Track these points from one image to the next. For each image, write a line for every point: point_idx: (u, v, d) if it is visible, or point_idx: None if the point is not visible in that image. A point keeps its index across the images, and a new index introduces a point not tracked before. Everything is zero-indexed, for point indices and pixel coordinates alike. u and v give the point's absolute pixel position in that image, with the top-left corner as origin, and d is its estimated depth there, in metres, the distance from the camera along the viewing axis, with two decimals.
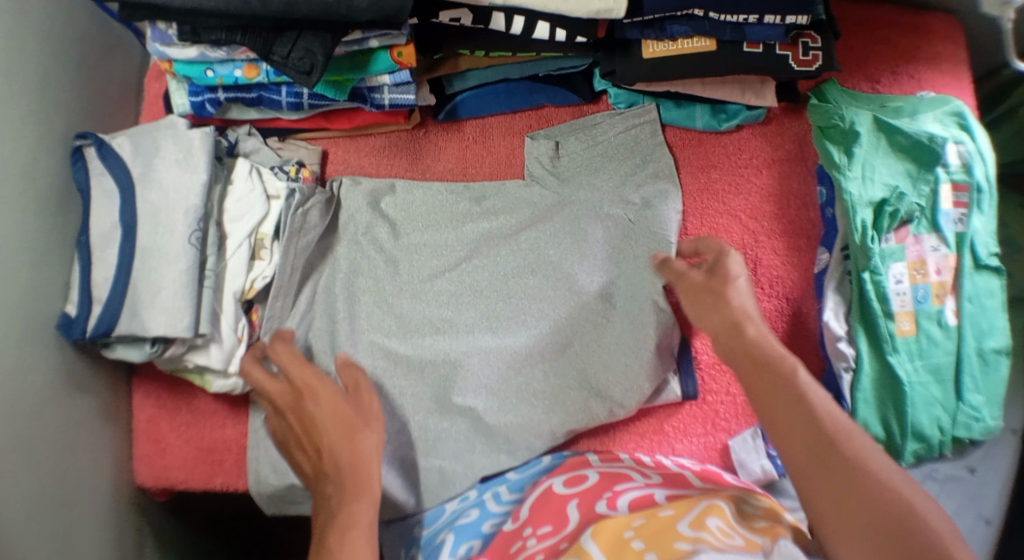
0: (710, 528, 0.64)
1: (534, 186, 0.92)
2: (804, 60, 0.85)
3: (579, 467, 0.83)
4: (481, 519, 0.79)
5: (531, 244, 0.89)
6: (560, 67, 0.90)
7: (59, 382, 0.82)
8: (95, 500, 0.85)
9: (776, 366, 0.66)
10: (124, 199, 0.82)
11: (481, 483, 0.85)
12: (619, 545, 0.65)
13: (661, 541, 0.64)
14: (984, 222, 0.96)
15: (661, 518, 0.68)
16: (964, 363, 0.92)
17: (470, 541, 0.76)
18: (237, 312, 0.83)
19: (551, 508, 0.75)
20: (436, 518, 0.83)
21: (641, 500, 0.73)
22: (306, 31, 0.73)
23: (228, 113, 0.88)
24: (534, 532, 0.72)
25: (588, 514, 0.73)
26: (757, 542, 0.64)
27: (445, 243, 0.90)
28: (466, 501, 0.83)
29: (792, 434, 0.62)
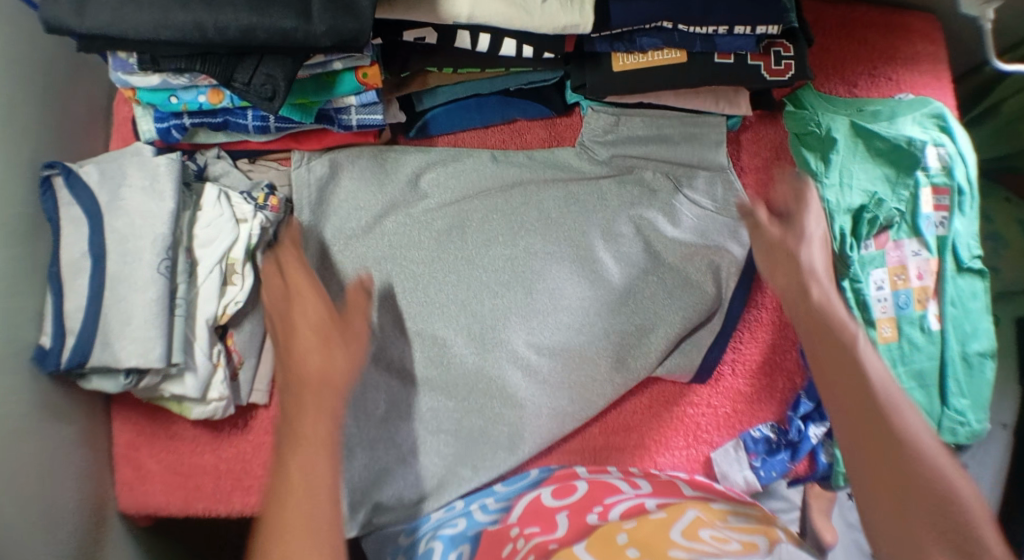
0: (704, 540, 0.64)
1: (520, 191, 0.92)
2: (776, 69, 0.84)
3: (567, 479, 0.84)
4: (467, 527, 0.79)
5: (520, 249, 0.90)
6: (530, 81, 0.88)
7: (36, 413, 0.81)
8: (76, 529, 0.85)
9: (849, 349, 0.68)
10: (94, 229, 0.80)
11: (467, 495, 0.87)
12: (611, 549, 0.65)
13: (655, 547, 0.64)
14: (966, 224, 0.95)
15: (651, 521, 0.68)
16: (948, 367, 0.92)
17: (458, 547, 0.76)
18: (210, 337, 0.82)
19: (541, 516, 0.76)
20: (420, 524, 0.84)
21: (633, 508, 0.73)
22: (266, 56, 0.72)
23: (196, 137, 0.86)
24: (522, 533, 0.73)
25: (577, 523, 0.72)
26: (754, 544, 0.64)
27: (415, 255, 0.89)
28: (451, 511, 0.84)
29: (854, 400, 0.65)
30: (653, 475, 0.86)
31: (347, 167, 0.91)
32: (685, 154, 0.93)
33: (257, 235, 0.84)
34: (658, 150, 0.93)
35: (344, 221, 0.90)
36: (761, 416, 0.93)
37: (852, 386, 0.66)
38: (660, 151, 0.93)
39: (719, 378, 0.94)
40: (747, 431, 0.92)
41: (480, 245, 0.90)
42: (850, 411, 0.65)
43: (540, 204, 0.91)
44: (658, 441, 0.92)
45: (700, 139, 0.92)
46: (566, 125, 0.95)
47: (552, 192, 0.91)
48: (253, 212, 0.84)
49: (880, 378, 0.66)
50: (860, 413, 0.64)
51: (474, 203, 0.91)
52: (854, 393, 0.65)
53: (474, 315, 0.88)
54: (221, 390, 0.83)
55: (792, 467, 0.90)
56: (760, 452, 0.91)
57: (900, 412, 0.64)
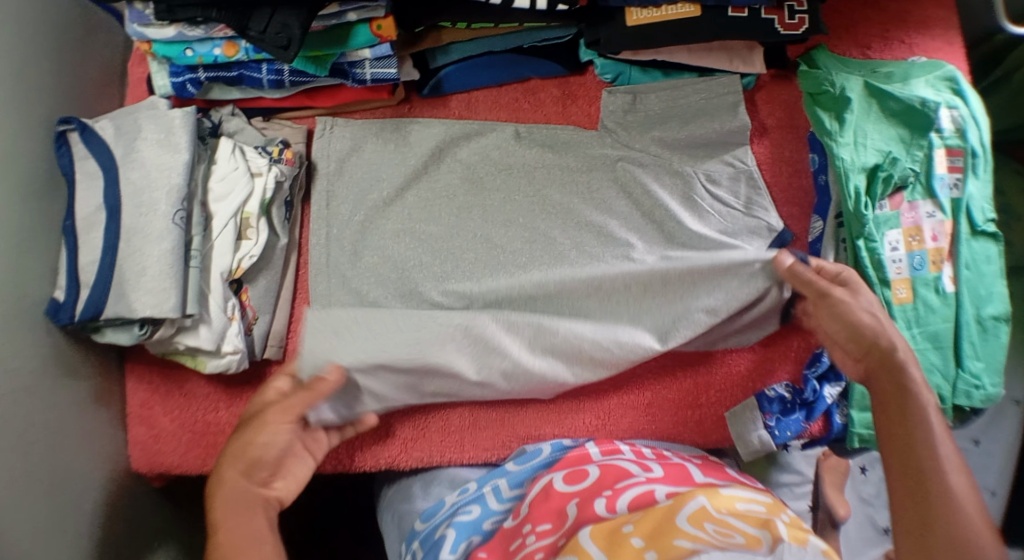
0: (709, 528, 0.65)
1: (533, 148, 0.92)
2: (789, 23, 0.84)
3: (579, 462, 0.84)
4: (482, 516, 0.82)
5: (535, 214, 0.90)
6: (544, 38, 0.89)
7: (51, 366, 0.82)
8: (90, 484, 0.85)
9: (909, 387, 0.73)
10: (109, 182, 0.81)
11: (481, 476, 0.89)
12: (616, 541, 0.67)
13: (661, 539, 0.66)
14: (980, 186, 0.95)
15: (659, 510, 0.70)
16: (963, 329, 0.91)
17: (469, 536, 0.79)
18: (224, 292, 0.82)
19: (550, 506, 0.77)
20: (436, 510, 0.85)
21: (641, 498, 0.74)
22: (282, 5, 0.72)
23: (210, 93, 0.87)
24: (533, 529, 0.75)
25: (585, 512, 0.74)
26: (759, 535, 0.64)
27: (432, 226, 0.88)
28: (466, 494, 0.86)
29: (896, 431, 0.71)
30: (665, 457, 0.85)
31: (369, 140, 0.91)
32: (709, 129, 0.91)
33: (271, 189, 0.85)
34: (668, 128, 0.92)
35: (363, 192, 0.90)
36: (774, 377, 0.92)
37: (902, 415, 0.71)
38: (671, 128, 0.92)
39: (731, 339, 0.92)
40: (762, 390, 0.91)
41: (499, 224, 0.89)
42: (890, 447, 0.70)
43: (547, 173, 0.91)
44: (671, 404, 0.92)
45: (716, 106, 0.92)
46: (581, 85, 0.95)
47: (569, 163, 0.92)
48: (267, 165, 0.84)
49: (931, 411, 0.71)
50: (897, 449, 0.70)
51: (488, 164, 0.91)
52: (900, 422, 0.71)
53: (488, 272, 0.88)
54: (236, 343, 0.83)
55: (805, 426, 0.90)
56: (775, 412, 0.90)
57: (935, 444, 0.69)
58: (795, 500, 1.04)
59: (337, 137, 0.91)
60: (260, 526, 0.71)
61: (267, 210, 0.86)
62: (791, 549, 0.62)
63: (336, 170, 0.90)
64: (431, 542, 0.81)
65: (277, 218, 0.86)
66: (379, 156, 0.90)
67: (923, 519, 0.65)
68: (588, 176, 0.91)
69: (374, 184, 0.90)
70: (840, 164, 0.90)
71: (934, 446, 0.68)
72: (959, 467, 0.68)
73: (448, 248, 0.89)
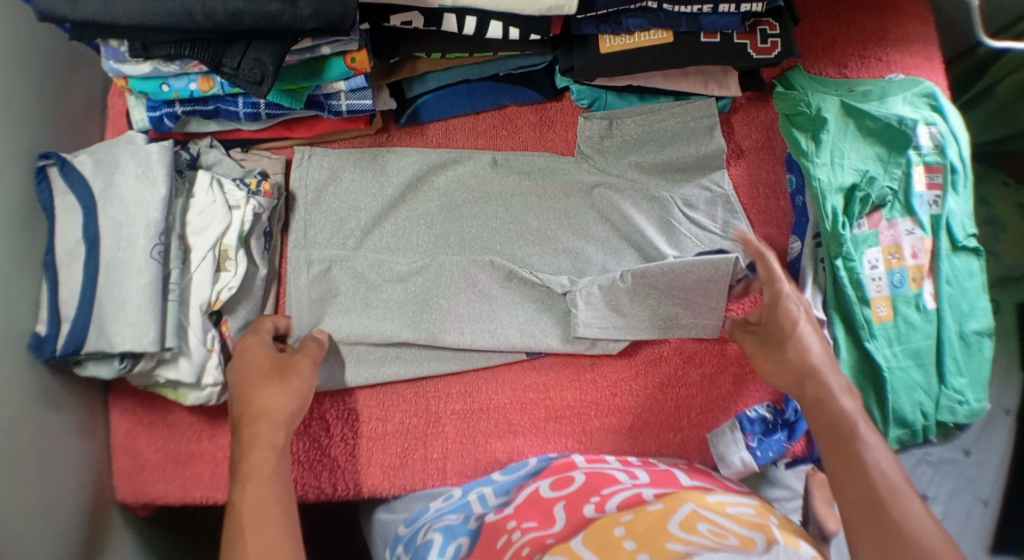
0: (702, 532, 0.66)
1: (511, 175, 0.93)
2: (762, 47, 0.85)
3: (564, 470, 0.84)
4: (464, 519, 0.82)
5: (515, 242, 0.91)
6: (519, 65, 0.90)
7: (35, 402, 0.82)
8: (76, 518, 0.86)
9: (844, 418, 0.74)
10: (88, 217, 0.81)
11: (464, 483, 0.89)
12: (608, 544, 0.67)
13: (653, 542, 0.66)
14: (960, 203, 0.95)
15: (650, 513, 0.70)
16: (944, 346, 0.91)
17: (457, 540, 0.79)
18: (204, 324, 0.83)
19: (538, 509, 0.77)
20: (419, 515, 0.86)
21: (630, 499, 0.75)
22: (254, 41, 0.73)
23: (188, 126, 0.88)
24: (519, 525, 0.75)
25: (574, 516, 0.74)
26: (751, 539, 0.65)
27: (409, 259, 0.90)
28: (450, 502, 0.86)
29: (852, 483, 0.70)
30: (651, 464, 0.86)
31: (347, 168, 0.91)
32: (686, 153, 0.92)
33: (249, 222, 0.85)
34: (644, 152, 0.93)
35: (342, 220, 0.90)
36: (756, 397, 0.92)
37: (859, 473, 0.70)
38: (648, 152, 0.93)
39: (715, 357, 0.93)
40: (743, 411, 0.91)
41: (478, 251, 0.91)
42: (848, 507, 0.69)
43: (524, 200, 0.92)
44: (655, 424, 0.92)
45: (692, 129, 0.93)
46: (558, 110, 0.96)
47: (547, 189, 0.93)
48: (246, 198, 0.85)
49: (873, 452, 0.71)
50: (865, 520, 0.67)
51: (466, 191, 0.92)
52: (859, 481, 0.69)
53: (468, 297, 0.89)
54: (215, 375, 0.84)
55: (788, 446, 0.91)
56: (757, 433, 0.90)
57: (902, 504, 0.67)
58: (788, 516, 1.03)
59: (316, 165, 0.91)
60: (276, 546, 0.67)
61: (246, 241, 0.86)
62: (784, 552, 0.63)
63: (314, 199, 0.90)
64: (414, 547, 0.81)
65: (256, 248, 0.87)
66: (356, 184, 0.91)
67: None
68: (566, 202, 0.92)
69: (352, 211, 0.90)
70: (821, 184, 0.90)
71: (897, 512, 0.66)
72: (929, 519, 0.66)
73: (430, 272, 0.89)
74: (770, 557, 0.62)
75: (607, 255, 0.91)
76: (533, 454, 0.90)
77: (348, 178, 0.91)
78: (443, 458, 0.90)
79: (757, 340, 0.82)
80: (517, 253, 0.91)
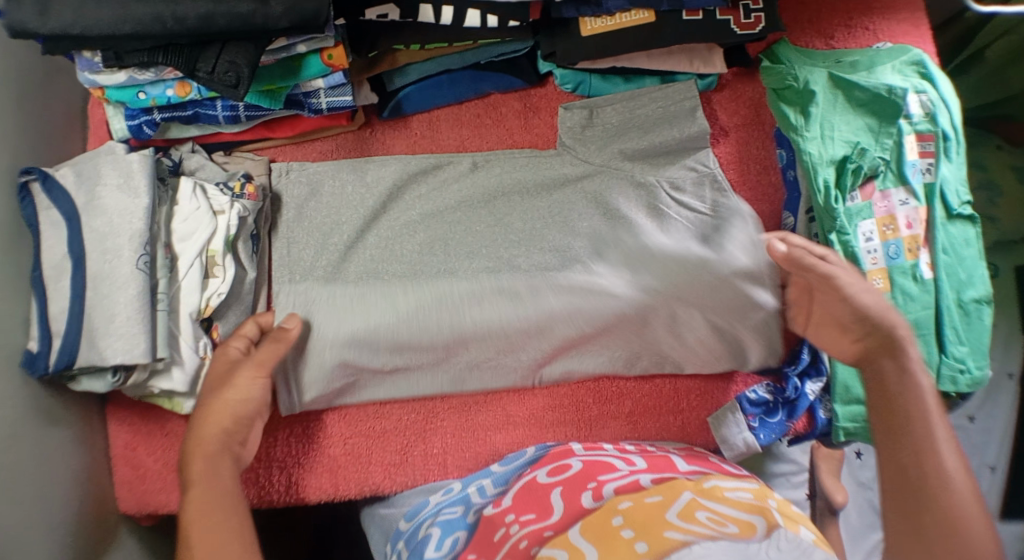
0: (700, 521, 0.66)
1: (493, 168, 0.92)
2: (746, 23, 0.83)
3: (561, 457, 0.84)
4: (465, 513, 0.82)
5: (503, 227, 0.89)
6: (499, 53, 0.89)
7: (31, 418, 0.81)
8: (82, 531, 0.85)
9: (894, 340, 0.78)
10: (73, 230, 0.80)
11: (465, 477, 0.90)
12: (607, 535, 0.67)
13: (651, 532, 0.66)
14: (953, 170, 0.94)
15: (648, 503, 0.70)
16: (944, 315, 0.90)
17: (455, 532, 0.79)
18: (195, 332, 0.82)
19: (535, 497, 0.77)
20: (420, 509, 0.86)
21: (628, 485, 0.75)
22: (229, 43, 0.71)
23: (168, 132, 0.87)
24: (517, 519, 0.75)
25: (572, 505, 0.74)
26: (751, 526, 0.65)
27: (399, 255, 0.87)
28: (450, 495, 0.86)
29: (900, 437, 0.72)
30: (647, 449, 0.86)
31: (327, 182, 0.90)
32: (668, 137, 0.90)
33: (235, 226, 0.84)
34: (627, 139, 0.91)
35: (325, 235, 0.88)
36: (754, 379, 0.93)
37: (896, 393, 0.74)
38: (630, 138, 0.91)
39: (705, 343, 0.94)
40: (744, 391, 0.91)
41: (463, 257, 0.88)
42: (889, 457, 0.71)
43: (507, 201, 0.91)
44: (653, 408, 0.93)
45: (673, 113, 0.91)
46: (542, 96, 0.95)
47: (526, 184, 0.91)
48: (230, 203, 0.84)
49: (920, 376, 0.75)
50: (892, 425, 0.73)
51: (448, 193, 0.91)
52: (895, 401, 0.74)
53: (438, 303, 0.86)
54: None
55: (789, 426, 0.91)
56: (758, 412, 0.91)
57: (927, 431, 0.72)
58: (793, 489, 1.03)
59: (293, 182, 0.90)
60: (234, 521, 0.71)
61: (232, 246, 0.85)
62: (784, 537, 0.63)
63: (296, 217, 0.89)
64: (415, 542, 0.81)
65: (244, 252, 0.86)
66: (330, 193, 0.90)
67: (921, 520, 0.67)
68: (549, 197, 0.91)
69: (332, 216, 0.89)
70: (814, 158, 0.89)
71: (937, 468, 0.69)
72: (947, 435, 0.71)
73: (423, 273, 0.87)
74: (769, 545, 0.62)
75: (599, 253, 0.88)
76: (532, 443, 0.91)
77: (324, 185, 0.90)
78: (444, 452, 0.90)
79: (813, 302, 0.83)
80: (504, 244, 0.89)
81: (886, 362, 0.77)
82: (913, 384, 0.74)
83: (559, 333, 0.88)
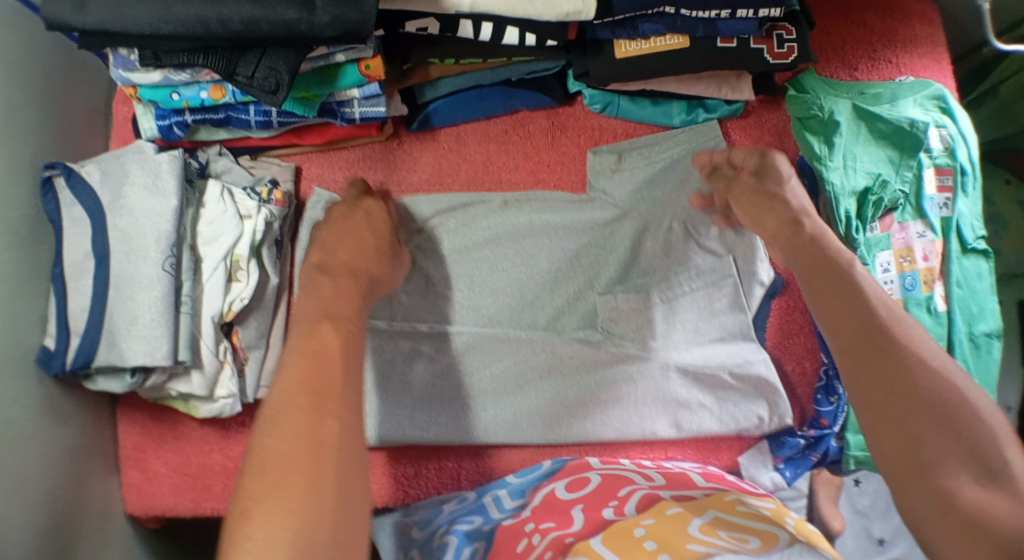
0: (721, 535, 0.67)
1: (518, 208, 0.92)
2: (779, 52, 0.84)
3: (579, 471, 0.83)
4: (483, 523, 0.82)
5: (530, 248, 0.92)
6: (531, 71, 0.89)
7: (43, 416, 0.80)
8: (88, 530, 0.84)
9: (843, 271, 0.72)
10: (96, 229, 0.80)
11: (479, 487, 0.89)
12: (628, 545, 0.68)
13: (672, 542, 0.67)
14: (969, 205, 0.95)
15: (670, 517, 0.71)
16: (956, 348, 0.91)
17: (474, 543, 0.81)
18: (216, 335, 0.82)
19: (555, 510, 0.79)
20: (433, 516, 0.86)
21: (646, 500, 0.76)
22: (269, 49, 0.71)
23: (197, 134, 0.87)
24: (538, 528, 0.77)
25: (591, 518, 0.76)
26: (770, 540, 0.66)
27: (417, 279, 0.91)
28: (464, 503, 0.85)
29: (853, 340, 0.67)
30: (664, 466, 0.85)
31: None
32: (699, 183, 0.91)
33: (260, 232, 0.84)
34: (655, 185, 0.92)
35: None
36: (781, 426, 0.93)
37: (858, 310, 0.69)
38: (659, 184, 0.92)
39: None
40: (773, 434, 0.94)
41: (487, 294, 0.92)
42: (885, 433, 0.62)
43: (534, 241, 0.92)
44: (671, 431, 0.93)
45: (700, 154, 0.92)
46: (570, 115, 0.96)
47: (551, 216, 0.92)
48: (256, 207, 0.84)
49: (869, 286, 0.71)
50: (865, 338, 0.67)
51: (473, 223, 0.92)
52: (858, 316, 0.68)
53: (480, 362, 0.91)
54: (229, 387, 0.83)
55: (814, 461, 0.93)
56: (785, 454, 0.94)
57: (899, 330, 0.67)
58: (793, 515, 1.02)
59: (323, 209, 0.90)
60: (333, 433, 0.62)
61: (257, 251, 0.85)
62: (803, 551, 0.64)
63: None
64: (430, 549, 0.81)
65: (268, 258, 0.86)
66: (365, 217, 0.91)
67: (937, 424, 0.61)
68: (576, 224, 0.92)
69: None
70: (838, 187, 0.91)
71: (916, 359, 0.64)
72: (935, 352, 0.66)
73: (461, 303, 0.92)
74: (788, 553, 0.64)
75: (625, 336, 0.91)
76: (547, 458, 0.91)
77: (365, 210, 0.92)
78: (457, 466, 0.91)
79: (767, 232, 0.80)
80: (533, 274, 0.92)
81: (840, 287, 0.71)
82: (868, 296, 0.70)
83: (585, 411, 0.91)
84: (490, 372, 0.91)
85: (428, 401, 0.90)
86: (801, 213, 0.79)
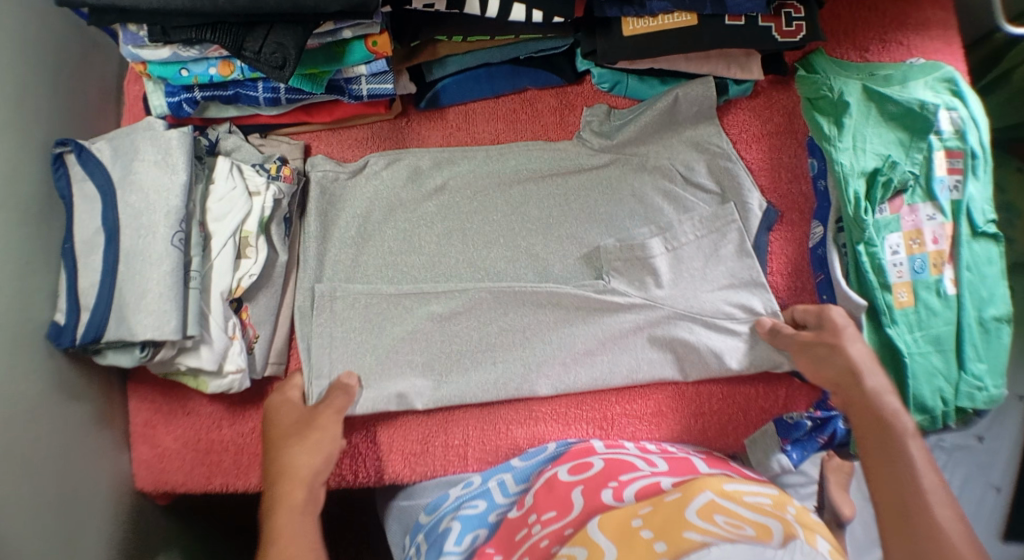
0: (718, 522, 0.65)
1: (514, 185, 0.93)
2: (787, 31, 0.84)
3: (583, 454, 0.84)
4: (487, 509, 0.82)
5: (528, 223, 0.92)
6: (539, 49, 0.89)
7: (54, 392, 0.81)
8: (97, 504, 0.85)
9: (894, 438, 0.74)
10: (107, 205, 0.80)
11: (484, 471, 0.89)
12: (625, 534, 0.67)
13: (671, 532, 0.65)
14: (980, 188, 0.93)
15: (668, 504, 0.69)
16: (965, 332, 0.90)
17: (475, 530, 0.80)
18: (225, 312, 0.83)
19: (556, 496, 0.77)
20: (440, 503, 0.86)
21: (648, 488, 0.74)
22: (276, 25, 0.72)
23: (207, 111, 0.87)
24: (539, 518, 0.75)
25: (592, 502, 0.74)
26: (768, 531, 0.64)
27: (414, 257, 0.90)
28: (470, 488, 0.86)
29: (887, 504, 0.69)
30: (668, 451, 0.86)
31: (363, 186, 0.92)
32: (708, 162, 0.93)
33: (269, 208, 0.86)
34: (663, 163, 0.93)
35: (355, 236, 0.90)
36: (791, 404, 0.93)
37: (893, 474, 0.71)
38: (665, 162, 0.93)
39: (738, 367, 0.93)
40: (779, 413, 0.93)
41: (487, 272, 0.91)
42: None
43: (531, 216, 0.92)
44: (675, 408, 0.92)
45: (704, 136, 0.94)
46: (578, 94, 0.96)
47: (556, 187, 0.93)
48: (265, 184, 0.85)
49: (919, 461, 0.71)
50: (897, 494, 0.69)
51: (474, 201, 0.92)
52: (891, 483, 0.70)
53: (480, 329, 0.89)
54: (238, 362, 0.83)
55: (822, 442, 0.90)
56: (792, 436, 0.90)
57: (932, 507, 0.67)
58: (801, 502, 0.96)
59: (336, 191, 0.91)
60: None
61: (266, 227, 0.87)
62: (801, 549, 0.61)
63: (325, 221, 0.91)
64: (436, 535, 0.81)
65: (276, 235, 0.88)
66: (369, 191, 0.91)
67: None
68: (581, 199, 0.93)
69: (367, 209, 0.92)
70: (848, 167, 0.90)
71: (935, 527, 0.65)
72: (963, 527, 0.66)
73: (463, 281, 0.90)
74: (787, 553, 0.61)
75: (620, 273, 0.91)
76: (555, 439, 0.91)
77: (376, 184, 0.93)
78: (464, 444, 0.90)
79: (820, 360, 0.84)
80: (539, 253, 0.91)
81: (879, 446, 0.74)
82: (910, 462, 0.71)
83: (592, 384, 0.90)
84: (498, 355, 0.89)
85: (432, 384, 0.89)
86: (863, 368, 0.81)
